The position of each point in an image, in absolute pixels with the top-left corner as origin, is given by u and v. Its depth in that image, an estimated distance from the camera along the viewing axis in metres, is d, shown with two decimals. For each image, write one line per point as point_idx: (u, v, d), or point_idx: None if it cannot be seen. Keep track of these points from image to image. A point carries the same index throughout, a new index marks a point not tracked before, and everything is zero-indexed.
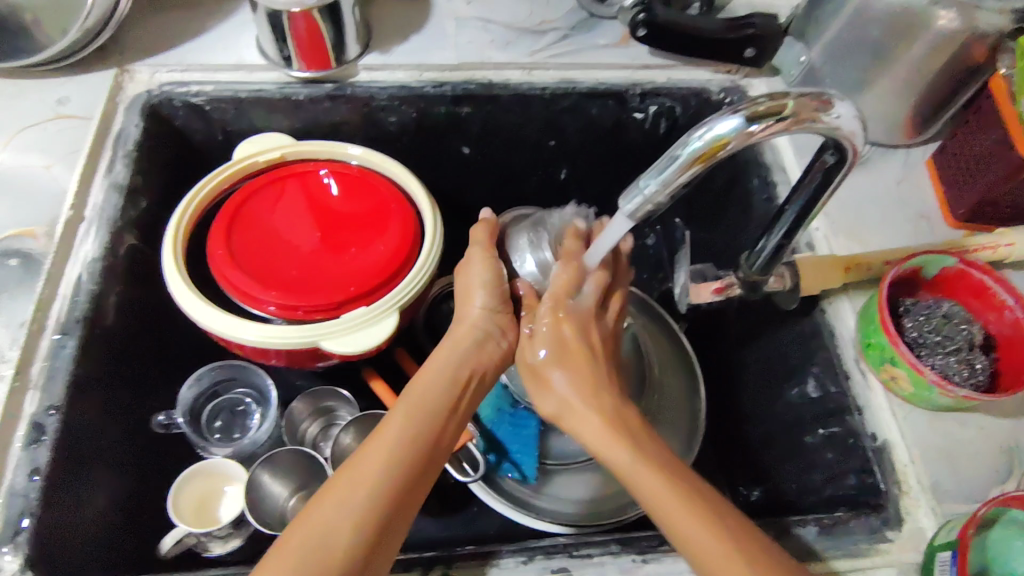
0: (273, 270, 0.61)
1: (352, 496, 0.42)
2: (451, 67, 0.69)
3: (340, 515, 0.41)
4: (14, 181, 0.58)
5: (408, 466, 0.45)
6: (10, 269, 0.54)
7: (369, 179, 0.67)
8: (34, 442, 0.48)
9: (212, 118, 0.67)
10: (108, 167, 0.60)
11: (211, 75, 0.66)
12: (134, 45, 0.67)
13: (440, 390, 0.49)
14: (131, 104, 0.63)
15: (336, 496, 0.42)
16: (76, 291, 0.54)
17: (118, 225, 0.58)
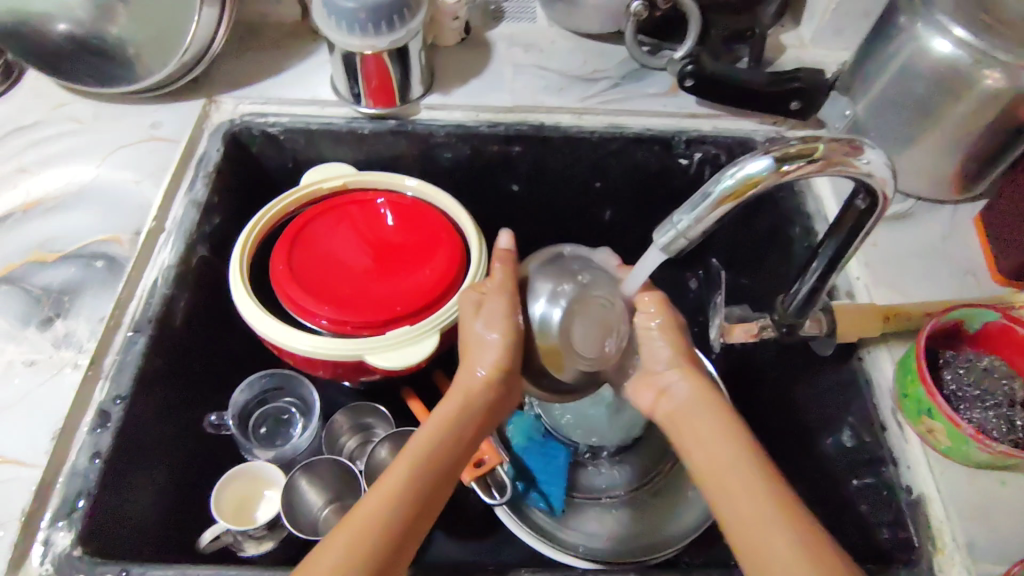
0: (328, 288, 0.65)
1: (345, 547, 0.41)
2: (505, 110, 0.73)
3: (363, 526, 0.42)
4: (108, 193, 0.65)
5: (431, 482, 0.45)
6: (96, 270, 0.60)
7: (422, 210, 0.71)
8: (99, 427, 0.52)
9: (285, 147, 0.73)
10: (189, 185, 0.66)
11: (287, 108, 0.73)
12: (223, 79, 0.74)
13: (434, 445, 0.47)
14: (215, 131, 0.70)
15: (360, 515, 0.43)
16: (152, 293, 0.59)
17: (194, 237, 0.63)
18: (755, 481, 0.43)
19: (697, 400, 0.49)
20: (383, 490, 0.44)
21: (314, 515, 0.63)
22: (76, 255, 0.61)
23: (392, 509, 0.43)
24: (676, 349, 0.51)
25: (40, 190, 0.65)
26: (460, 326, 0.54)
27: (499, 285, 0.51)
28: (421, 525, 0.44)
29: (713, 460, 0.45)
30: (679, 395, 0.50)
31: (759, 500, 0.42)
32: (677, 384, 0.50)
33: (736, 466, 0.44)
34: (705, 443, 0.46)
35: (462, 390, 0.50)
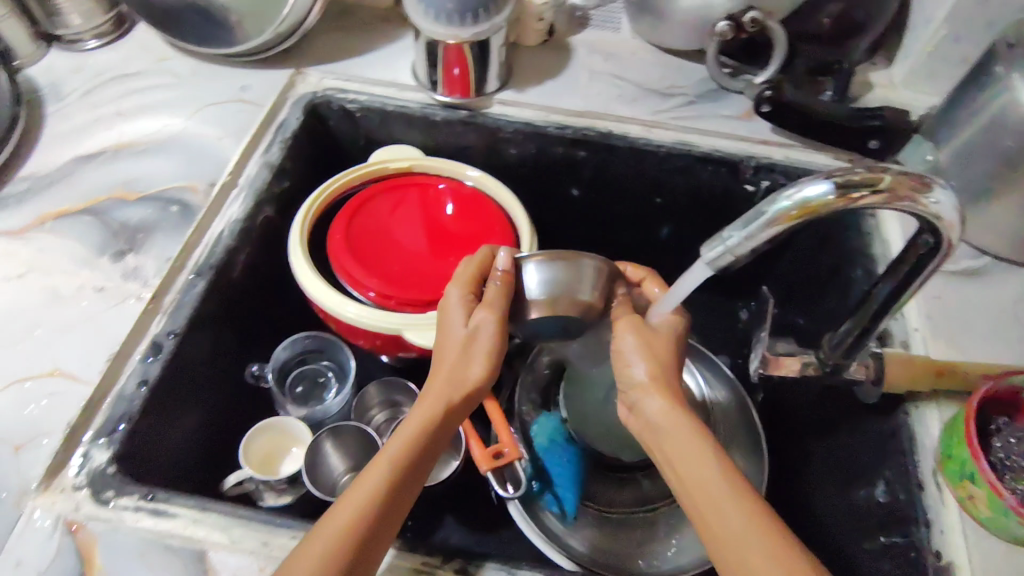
0: (380, 262, 0.68)
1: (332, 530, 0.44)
2: (575, 113, 0.74)
3: (340, 527, 0.44)
4: (192, 144, 0.69)
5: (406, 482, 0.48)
6: (170, 214, 0.63)
7: (481, 201, 0.72)
8: (150, 357, 0.56)
9: (360, 124, 0.76)
10: (266, 147, 0.69)
11: (367, 87, 0.76)
12: (313, 53, 0.78)
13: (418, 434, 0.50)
14: (298, 101, 0.74)
15: (340, 515, 0.44)
16: (217, 242, 0.62)
17: (263, 196, 0.67)
18: (733, 495, 0.44)
19: (669, 422, 0.49)
20: (359, 494, 0.46)
21: (334, 479, 0.65)
22: (154, 197, 0.64)
23: (375, 496, 0.46)
24: (655, 358, 0.53)
25: (133, 133, 0.69)
26: (443, 322, 0.56)
27: (495, 297, 0.53)
28: (400, 509, 0.47)
29: (688, 470, 0.47)
30: (654, 418, 0.50)
31: (732, 513, 0.43)
32: (655, 406, 0.51)
33: (711, 489, 0.45)
34: (682, 454, 0.48)
35: (443, 384, 0.52)
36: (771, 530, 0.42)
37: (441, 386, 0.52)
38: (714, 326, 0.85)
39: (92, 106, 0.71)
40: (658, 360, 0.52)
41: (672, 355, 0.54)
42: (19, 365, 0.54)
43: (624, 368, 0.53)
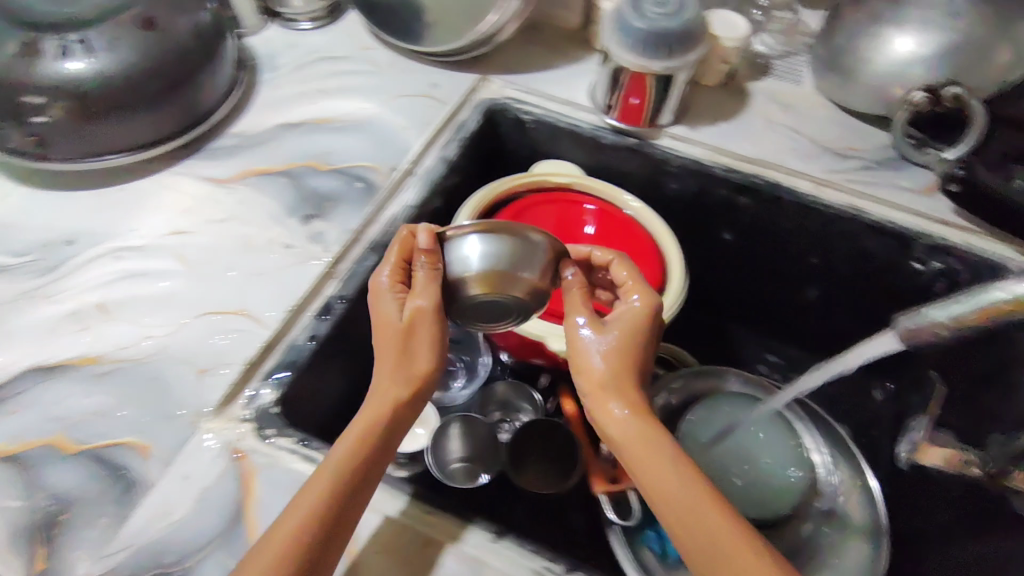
0: None
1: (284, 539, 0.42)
2: (746, 159, 0.73)
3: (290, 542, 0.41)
4: (381, 130, 0.74)
5: (348, 490, 0.44)
6: (355, 189, 0.68)
7: (635, 230, 0.74)
8: (322, 315, 0.60)
9: (530, 135, 0.79)
10: (445, 144, 0.74)
11: (544, 101, 0.79)
12: (499, 62, 0.82)
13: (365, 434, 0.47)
14: (479, 105, 0.78)
15: (285, 529, 0.42)
16: (391, 222, 0.66)
17: (436, 186, 0.71)
18: (718, 514, 0.43)
19: (627, 431, 0.48)
20: (302, 508, 0.43)
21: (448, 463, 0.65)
22: (342, 171, 0.69)
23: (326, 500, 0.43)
24: (624, 367, 0.51)
25: (332, 111, 0.75)
26: (375, 318, 0.51)
27: (426, 283, 0.50)
28: (351, 512, 0.45)
29: (665, 482, 0.45)
30: (615, 423, 0.49)
31: (720, 530, 0.42)
32: (622, 411, 0.49)
33: (693, 502, 0.44)
34: (654, 469, 0.46)
35: (388, 380, 0.49)
36: (755, 554, 0.41)
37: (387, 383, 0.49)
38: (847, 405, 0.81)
39: (301, 81, 0.78)
40: (621, 357, 0.51)
41: (640, 352, 0.52)
42: (209, 299, 0.60)
43: (583, 365, 0.52)
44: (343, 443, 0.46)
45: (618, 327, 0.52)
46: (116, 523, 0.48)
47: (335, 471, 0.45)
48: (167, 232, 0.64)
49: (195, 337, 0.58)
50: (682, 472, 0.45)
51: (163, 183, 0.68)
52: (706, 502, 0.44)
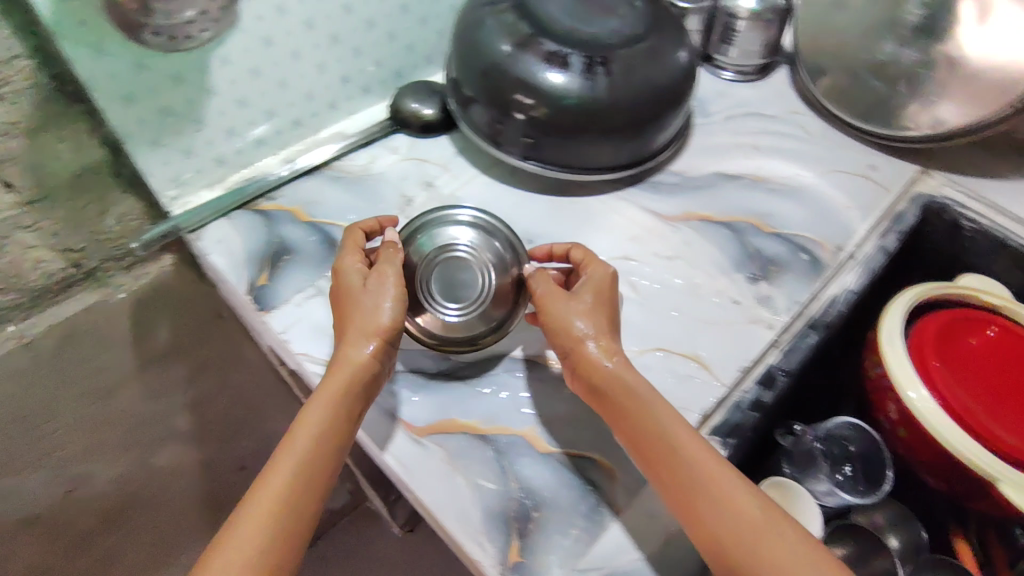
0: (961, 375, 0.65)
1: (263, 525, 0.43)
2: None
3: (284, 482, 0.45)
4: (822, 202, 0.71)
5: (334, 424, 0.49)
6: (802, 261, 0.66)
7: None
8: (762, 383, 0.59)
9: (963, 243, 0.74)
10: (885, 232, 0.70)
11: (993, 213, 0.72)
12: (942, 157, 0.77)
13: (331, 419, 0.49)
14: (915, 198, 0.74)
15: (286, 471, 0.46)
16: (832, 303, 0.65)
17: (874, 277, 0.67)
18: (750, 509, 0.45)
19: (618, 380, 0.52)
20: (297, 453, 0.47)
21: None
22: (786, 238, 0.68)
23: (294, 487, 0.45)
24: (598, 312, 0.56)
25: (768, 171, 0.74)
26: (340, 287, 0.56)
27: (388, 258, 0.57)
28: (318, 498, 0.46)
29: (693, 455, 0.48)
30: (606, 375, 0.53)
31: (782, 540, 0.44)
32: (609, 362, 0.53)
33: (700, 470, 0.47)
34: (682, 446, 0.49)
35: (340, 373, 0.51)
36: (805, 544, 0.44)
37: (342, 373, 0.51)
38: None
39: (733, 133, 0.78)
40: (602, 312, 0.57)
41: (610, 305, 0.58)
42: (660, 336, 0.61)
43: (592, 367, 0.53)
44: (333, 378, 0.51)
45: (591, 280, 0.58)
46: (586, 537, 0.50)
47: (324, 418, 0.49)
48: (616, 255, 0.66)
49: (650, 371, 0.59)
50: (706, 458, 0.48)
51: (609, 205, 0.71)
52: (729, 477, 0.47)
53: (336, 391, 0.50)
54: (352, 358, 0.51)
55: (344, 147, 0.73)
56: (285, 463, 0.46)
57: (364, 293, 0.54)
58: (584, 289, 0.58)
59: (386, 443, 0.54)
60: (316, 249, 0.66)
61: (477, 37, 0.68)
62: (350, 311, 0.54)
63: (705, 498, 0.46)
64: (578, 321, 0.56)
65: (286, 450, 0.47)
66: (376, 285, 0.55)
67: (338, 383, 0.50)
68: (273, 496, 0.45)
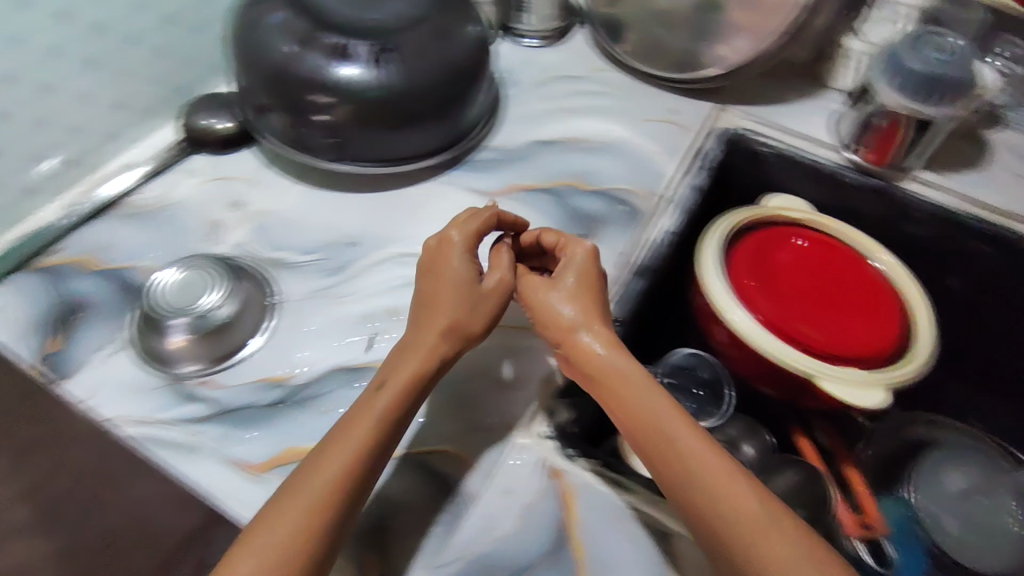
0: (767, 292, 0.71)
1: (301, 523, 0.42)
2: (997, 211, 0.74)
3: (330, 476, 0.43)
4: (633, 151, 0.74)
5: (386, 426, 0.46)
6: (621, 213, 0.69)
7: (890, 291, 0.72)
8: None
9: (766, 167, 0.80)
10: (692, 170, 0.74)
11: (785, 135, 0.79)
12: (733, 91, 0.83)
13: (389, 407, 0.47)
14: (718, 134, 0.79)
15: (335, 458, 0.44)
16: (655, 247, 0.67)
17: (690, 213, 0.71)
18: (750, 497, 0.44)
19: (630, 363, 0.51)
20: (343, 456, 0.44)
21: None
22: (606, 193, 0.70)
23: (338, 487, 0.43)
24: (583, 294, 0.55)
25: (581, 132, 0.76)
26: (438, 257, 0.56)
27: (501, 261, 0.57)
28: (358, 501, 0.44)
29: (695, 451, 0.46)
30: (599, 358, 0.51)
31: (790, 532, 0.43)
32: (570, 312, 0.54)
33: (712, 471, 0.45)
34: (662, 419, 0.48)
35: (406, 364, 0.49)
36: (812, 541, 0.43)
37: (416, 360, 0.50)
38: None
39: (546, 98, 0.80)
40: (588, 293, 0.55)
41: (602, 292, 0.57)
42: (499, 315, 0.61)
43: (558, 324, 0.54)
44: (399, 371, 0.49)
45: (566, 261, 0.57)
46: (447, 531, 0.49)
47: (384, 409, 0.47)
48: None
49: (490, 350, 0.59)
50: (683, 429, 0.47)
51: (432, 192, 0.69)
52: (730, 466, 0.45)
53: (392, 396, 0.47)
54: (429, 348, 0.51)
55: (136, 182, 0.67)
56: (330, 459, 0.44)
57: (461, 275, 0.54)
58: (563, 265, 0.57)
59: (222, 493, 0.49)
60: (114, 300, 0.59)
61: (256, 38, 0.64)
62: (437, 297, 0.53)
63: (681, 472, 0.45)
64: (550, 292, 0.55)
65: (336, 446, 0.45)
66: (465, 258, 0.55)
67: (399, 383, 0.48)
68: (309, 496, 0.43)
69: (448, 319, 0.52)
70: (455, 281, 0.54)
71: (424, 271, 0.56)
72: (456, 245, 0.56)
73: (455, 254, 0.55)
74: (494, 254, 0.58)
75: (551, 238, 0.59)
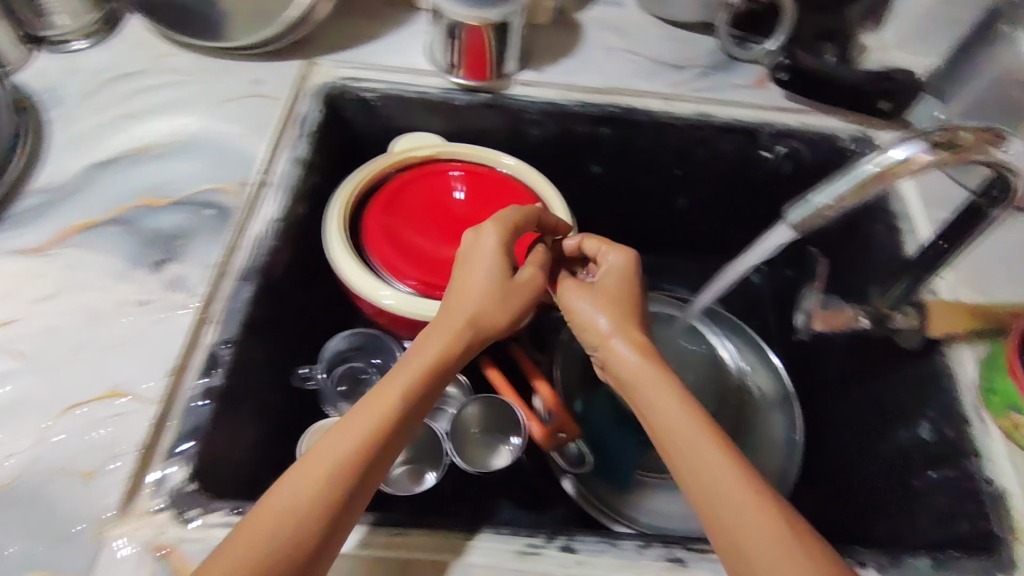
0: (416, 252, 0.68)
1: (282, 517, 0.42)
2: (596, 90, 0.75)
3: (340, 462, 0.45)
4: (212, 142, 0.66)
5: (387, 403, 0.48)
6: (206, 218, 0.61)
7: (517, 186, 0.72)
8: (208, 371, 0.55)
9: (379, 113, 0.74)
10: (292, 143, 0.67)
11: (384, 75, 0.74)
12: (321, 41, 0.76)
13: (411, 389, 0.49)
14: (314, 93, 0.72)
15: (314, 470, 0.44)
16: (258, 245, 0.61)
17: (295, 192, 0.65)
18: (768, 528, 0.42)
19: (637, 371, 0.52)
20: (336, 449, 0.45)
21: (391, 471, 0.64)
22: (187, 202, 0.62)
23: (319, 488, 0.43)
24: (604, 297, 0.58)
25: (148, 138, 0.66)
26: (468, 252, 0.58)
27: (534, 258, 0.59)
28: (354, 502, 0.45)
29: (703, 470, 0.45)
30: (623, 366, 0.53)
31: (763, 522, 0.42)
32: (586, 305, 0.57)
33: (728, 481, 0.44)
34: (677, 423, 0.48)
35: (440, 332, 0.53)
36: (821, 556, 0.41)
37: (438, 338, 0.53)
38: (731, 294, 0.89)
39: (99, 110, 0.68)
40: (623, 305, 0.57)
41: (625, 291, 0.59)
42: (73, 390, 0.52)
43: (591, 329, 0.56)
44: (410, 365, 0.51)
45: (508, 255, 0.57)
46: None
47: (407, 384, 0.49)
48: None
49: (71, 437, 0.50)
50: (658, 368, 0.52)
51: None
52: (738, 473, 0.45)
53: (399, 386, 0.49)
54: (463, 313, 0.54)
55: None
56: (317, 459, 0.45)
57: (483, 279, 0.56)
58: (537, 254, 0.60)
59: None
60: None
61: None
62: (462, 287, 0.56)
63: (691, 472, 0.46)
64: (521, 274, 0.57)
65: (339, 433, 0.46)
66: (581, 295, 0.58)
67: (398, 384, 0.49)
68: (293, 499, 0.43)
69: (490, 283, 0.55)
70: (484, 256, 0.57)
71: (463, 261, 0.58)
72: (489, 237, 0.57)
73: (488, 233, 0.57)
74: (512, 240, 0.58)
75: (591, 245, 0.62)
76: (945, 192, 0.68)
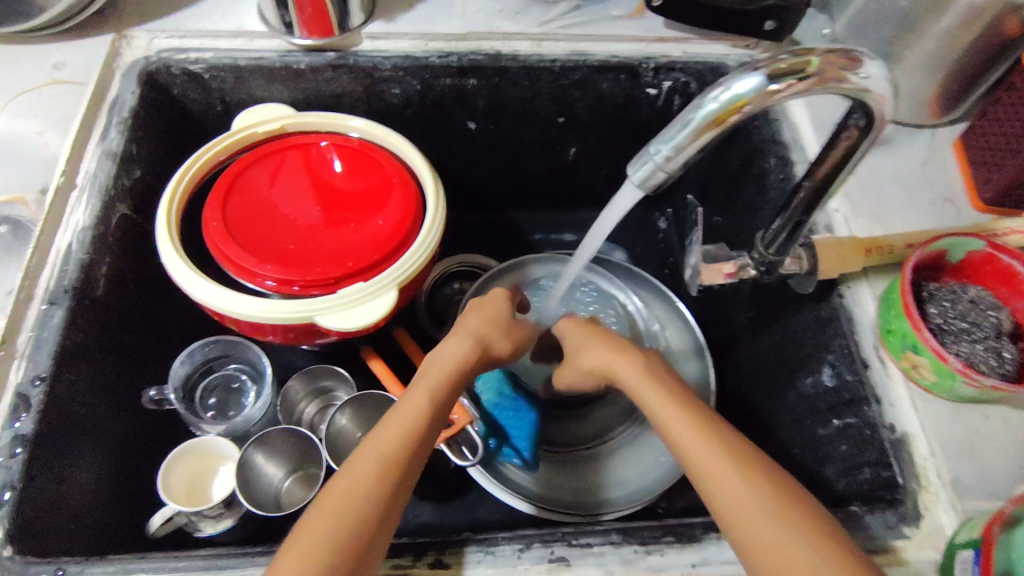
0: (269, 244, 0.58)
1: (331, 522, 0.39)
2: (457, 38, 0.65)
3: (365, 482, 0.41)
4: (7, 147, 0.58)
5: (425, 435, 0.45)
6: (0, 236, 0.55)
7: (371, 153, 0.64)
8: (18, 416, 0.47)
9: (211, 87, 0.64)
10: (102, 133, 0.58)
11: (210, 41, 0.64)
12: (132, 10, 0.65)
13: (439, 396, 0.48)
14: (128, 70, 0.61)
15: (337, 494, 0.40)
16: (66, 260, 0.52)
17: (107, 192, 0.56)
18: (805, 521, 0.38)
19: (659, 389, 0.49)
20: (381, 451, 0.43)
21: (276, 487, 0.60)
22: None
23: (380, 491, 0.41)
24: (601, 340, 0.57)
25: None
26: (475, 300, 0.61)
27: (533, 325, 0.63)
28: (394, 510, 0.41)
29: (736, 467, 0.41)
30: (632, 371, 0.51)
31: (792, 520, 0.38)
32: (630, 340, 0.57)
33: (766, 480, 0.40)
34: (717, 458, 0.42)
35: (456, 343, 0.53)
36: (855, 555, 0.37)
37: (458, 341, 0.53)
38: (639, 244, 0.83)
39: None
40: (613, 339, 0.58)
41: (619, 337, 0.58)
42: None
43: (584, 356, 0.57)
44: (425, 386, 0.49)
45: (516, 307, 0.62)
46: None
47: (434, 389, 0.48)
48: None
49: None
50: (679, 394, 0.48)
51: None
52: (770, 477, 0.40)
53: (432, 390, 0.48)
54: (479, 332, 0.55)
55: None
56: (379, 449, 0.43)
57: (501, 313, 0.58)
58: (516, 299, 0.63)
59: None
60: None
61: None
62: (492, 317, 0.57)
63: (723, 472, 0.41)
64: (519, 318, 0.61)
65: (372, 444, 0.43)
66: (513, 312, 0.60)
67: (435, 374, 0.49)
68: (357, 491, 0.40)
69: (499, 316, 0.58)
70: (498, 297, 0.60)
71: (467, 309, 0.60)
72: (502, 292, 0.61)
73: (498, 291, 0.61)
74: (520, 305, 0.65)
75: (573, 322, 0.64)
76: (836, 114, 0.62)
